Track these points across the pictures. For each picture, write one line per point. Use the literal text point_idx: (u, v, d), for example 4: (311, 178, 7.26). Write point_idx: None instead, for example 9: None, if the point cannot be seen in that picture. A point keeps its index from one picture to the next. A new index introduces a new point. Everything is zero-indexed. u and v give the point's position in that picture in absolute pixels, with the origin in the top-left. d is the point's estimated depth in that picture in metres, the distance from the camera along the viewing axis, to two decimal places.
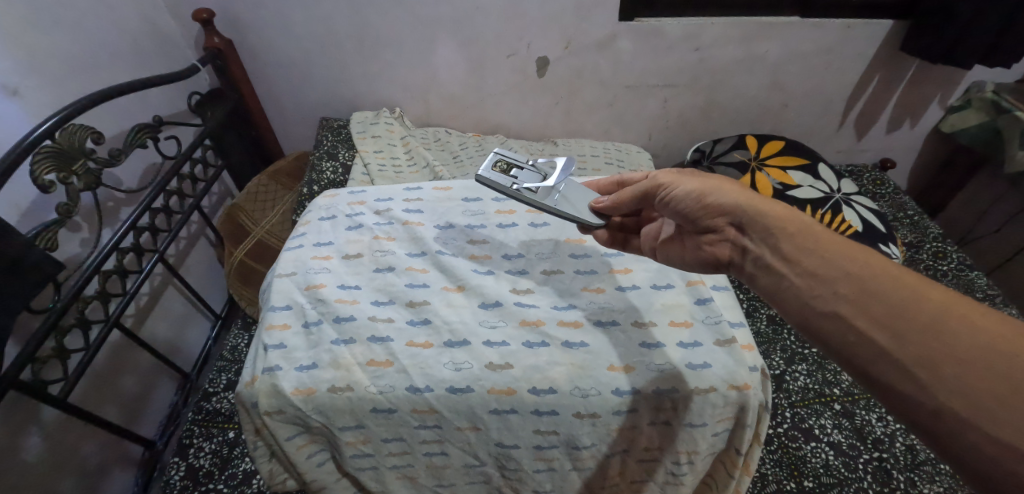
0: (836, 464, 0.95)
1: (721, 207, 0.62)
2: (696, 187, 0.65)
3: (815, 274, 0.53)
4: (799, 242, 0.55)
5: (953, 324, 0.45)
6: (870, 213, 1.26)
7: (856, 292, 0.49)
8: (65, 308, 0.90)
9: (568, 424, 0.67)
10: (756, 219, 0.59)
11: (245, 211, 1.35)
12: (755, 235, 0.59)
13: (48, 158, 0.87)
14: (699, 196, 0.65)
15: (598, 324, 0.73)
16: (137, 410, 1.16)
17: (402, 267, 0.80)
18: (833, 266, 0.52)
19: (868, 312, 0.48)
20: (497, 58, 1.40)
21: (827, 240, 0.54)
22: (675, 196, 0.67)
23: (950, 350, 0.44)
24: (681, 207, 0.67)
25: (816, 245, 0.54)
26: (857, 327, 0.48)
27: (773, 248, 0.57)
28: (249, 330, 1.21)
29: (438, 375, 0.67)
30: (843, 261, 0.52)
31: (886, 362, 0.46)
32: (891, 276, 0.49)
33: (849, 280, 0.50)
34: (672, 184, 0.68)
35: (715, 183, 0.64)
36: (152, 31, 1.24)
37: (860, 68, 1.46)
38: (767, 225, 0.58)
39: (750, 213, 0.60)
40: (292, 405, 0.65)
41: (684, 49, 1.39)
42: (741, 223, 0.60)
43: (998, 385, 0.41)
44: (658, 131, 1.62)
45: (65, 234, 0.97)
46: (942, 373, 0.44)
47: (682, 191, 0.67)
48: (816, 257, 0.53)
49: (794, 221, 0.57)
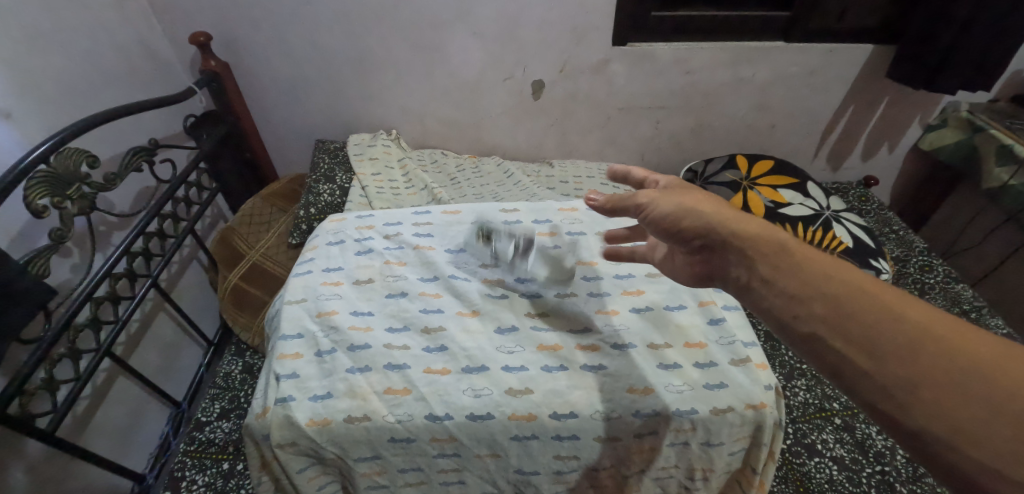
0: (840, 479, 0.95)
1: (693, 230, 0.58)
2: (672, 209, 0.60)
3: (792, 293, 0.47)
4: (774, 261, 0.50)
5: (933, 346, 0.40)
6: (860, 229, 1.28)
7: (831, 312, 0.45)
8: (57, 338, 0.87)
9: (589, 449, 0.66)
10: (730, 242, 0.54)
11: (239, 235, 1.32)
12: (727, 261, 0.54)
13: (42, 183, 0.85)
14: (676, 219, 0.60)
15: (615, 348, 0.72)
16: (127, 443, 1.12)
17: (415, 292, 0.80)
18: (807, 286, 0.47)
19: (845, 333, 0.43)
20: (493, 82, 1.43)
21: (802, 256, 0.49)
22: (653, 218, 0.62)
23: (931, 372, 0.40)
24: (658, 229, 0.63)
25: (790, 263, 0.49)
26: (836, 348, 0.44)
27: (750, 267, 0.52)
28: (243, 356, 1.18)
29: (458, 403, 0.66)
30: (818, 279, 0.47)
31: (865, 385, 0.42)
32: (868, 295, 0.44)
33: (824, 299, 0.45)
34: (650, 204, 0.63)
35: (693, 202, 0.59)
36: (148, 54, 1.24)
37: (841, 91, 1.51)
38: (742, 248, 0.53)
39: (724, 237, 0.55)
40: (306, 437, 0.64)
41: (674, 72, 1.43)
42: (713, 244, 0.56)
43: (980, 408, 0.38)
44: (650, 151, 1.65)
45: (57, 260, 0.95)
46: (924, 395, 0.39)
47: (659, 212, 0.62)
48: (793, 276, 0.48)
49: (766, 241, 0.52)
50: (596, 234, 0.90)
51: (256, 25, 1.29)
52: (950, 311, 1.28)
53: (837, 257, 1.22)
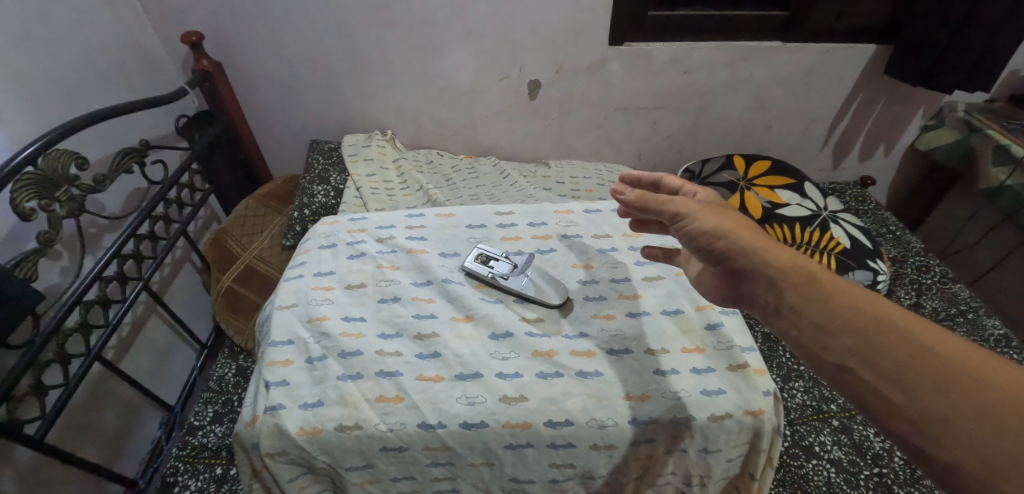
0: (838, 481, 0.95)
1: (726, 254, 0.55)
2: (710, 225, 0.57)
3: (819, 324, 0.46)
4: (805, 290, 0.48)
5: (963, 380, 0.40)
6: (856, 229, 1.28)
7: (859, 343, 0.44)
8: (45, 342, 0.85)
9: (585, 457, 0.66)
10: (760, 269, 0.52)
11: (232, 236, 1.30)
12: (754, 287, 0.52)
13: (29, 185, 0.83)
14: (711, 236, 0.56)
15: (610, 353, 0.72)
16: (119, 447, 1.10)
17: (408, 297, 0.79)
18: (834, 315, 0.46)
19: (873, 364, 0.43)
20: (489, 82, 1.42)
21: (830, 284, 0.48)
22: (690, 231, 0.58)
23: (960, 407, 0.39)
24: (691, 244, 0.59)
25: (818, 293, 0.48)
26: (864, 380, 0.43)
27: (777, 295, 0.50)
28: (236, 359, 1.16)
29: (451, 411, 0.65)
30: (846, 310, 0.46)
31: (893, 416, 0.41)
32: (895, 327, 0.43)
33: (851, 331, 0.45)
34: (689, 216, 0.59)
35: (732, 226, 0.56)
36: (139, 53, 1.22)
37: (838, 90, 1.51)
38: (771, 275, 0.51)
39: (754, 263, 0.52)
40: (296, 446, 0.63)
41: (671, 72, 1.42)
42: (743, 269, 0.54)
43: (1009, 442, 0.37)
44: (648, 151, 1.64)
45: (45, 263, 0.93)
46: (953, 427, 0.39)
47: (696, 227, 0.58)
48: (821, 307, 0.47)
49: (799, 271, 0.50)
50: (591, 236, 0.90)
51: (249, 24, 1.27)
52: (946, 311, 1.28)
53: (835, 258, 1.20)
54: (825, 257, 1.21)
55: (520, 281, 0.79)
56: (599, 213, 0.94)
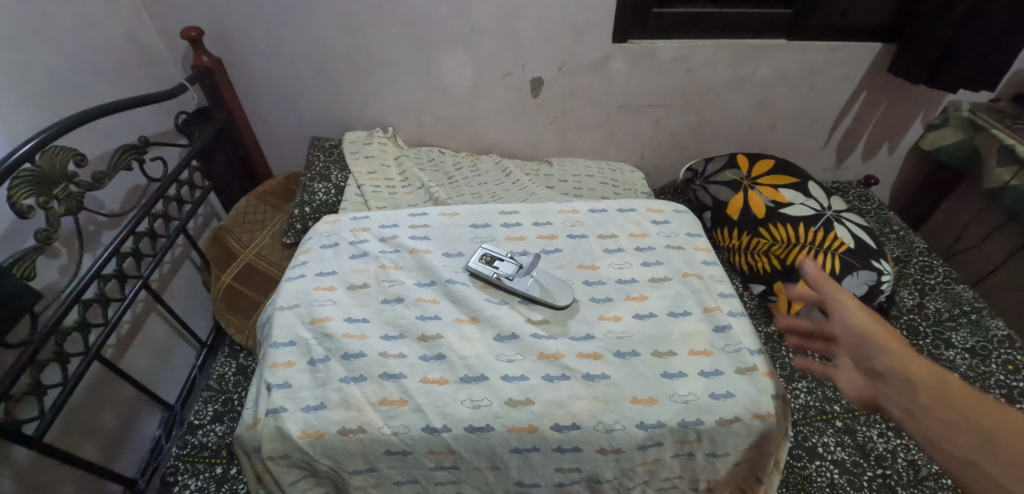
0: (842, 482, 0.94)
1: (876, 359, 0.57)
2: (866, 329, 0.60)
3: (950, 430, 0.48)
4: (939, 398, 0.50)
5: None
6: (860, 229, 1.24)
7: (992, 451, 0.46)
8: (43, 341, 0.84)
9: (591, 461, 0.65)
10: (898, 375, 0.54)
11: (232, 234, 1.29)
12: (888, 392, 0.54)
13: (27, 182, 0.82)
14: (865, 338, 0.60)
15: (617, 356, 0.71)
16: (118, 447, 1.10)
17: (411, 298, 0.78)
18: (969, 425, 0.48)
19: (1008, 469, 0.44)
20: (491, 79, 1.40)
21: (965, 398, 0.50)
22: (844, 327, 0.62)
23: None
24: (845, 338, 0.62)
25: (943, 393, 0.51)
26: (999, 484, 0.44)
27: (910, 403, 0.52)
28: (236, 357, 1.15)
29: (456, 414, 0.64)
30: (982, 420, 0.48)
31: None
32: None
33: (984, 441, 0.46)
34: (843, 312, 0.63)
35: (882, 332, 0.60)
36: (138, 49, 1.21)
37: (843, 89, 1.50)
38: (909, 383, 0.53)
39: (898, 371, 0.55)
40: (299, 450, 0.62)
41: (675, 70, 1.41)
42: (880, 373, 0.56)
43: None
44: (650, 150, 1.63)
45: (44, 262, 0.92)
46: None
47: (849, 324, 0.62)
48: (950, 414, 0.49)
49: (934, 382, 0.52)
50: (597, 236, 0.89)
51: (249, 20, 1.25)
52: (950, 312, 1.27)
53: (840, 259, 1.17)
54: (828, 257, 1.18)
55: (525, 282, 0.78)
56: (604, 213, 0.93)
